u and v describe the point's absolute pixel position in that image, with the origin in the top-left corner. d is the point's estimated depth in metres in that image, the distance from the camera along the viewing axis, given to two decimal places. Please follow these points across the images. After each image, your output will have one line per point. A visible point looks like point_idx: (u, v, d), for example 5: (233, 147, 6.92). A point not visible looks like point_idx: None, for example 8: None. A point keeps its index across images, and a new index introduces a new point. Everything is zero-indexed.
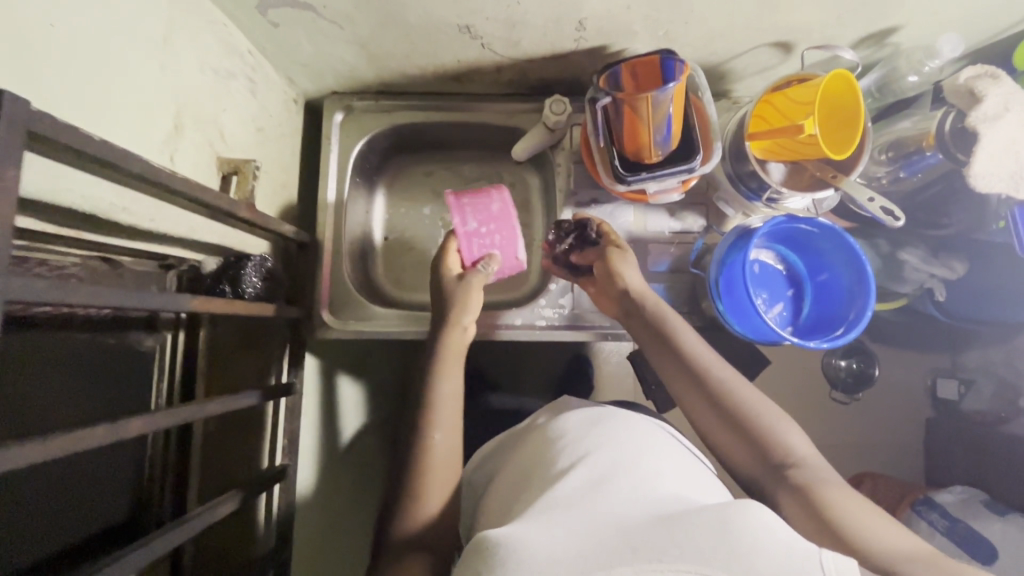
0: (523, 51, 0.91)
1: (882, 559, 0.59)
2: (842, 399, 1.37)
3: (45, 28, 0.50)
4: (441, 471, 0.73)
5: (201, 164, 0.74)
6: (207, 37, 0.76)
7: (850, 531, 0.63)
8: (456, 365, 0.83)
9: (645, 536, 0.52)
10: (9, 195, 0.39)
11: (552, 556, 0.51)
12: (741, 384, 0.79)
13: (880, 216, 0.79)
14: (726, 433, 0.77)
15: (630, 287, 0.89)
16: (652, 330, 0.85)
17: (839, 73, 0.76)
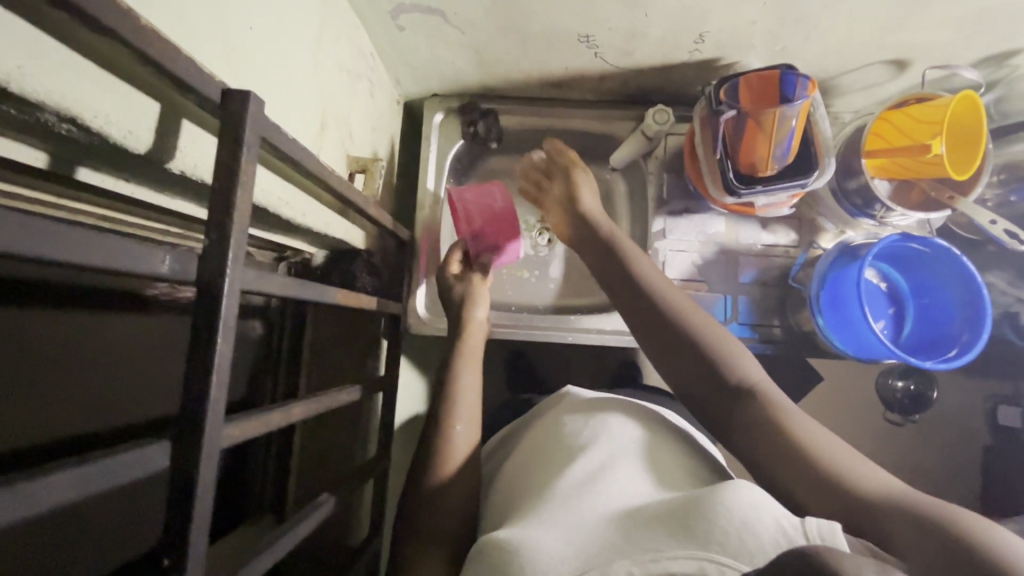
0: (634, 61, 0.92)
1: (858, 495, 0.55)
2: (896, 420, 1.33)
3: (246, 30, 0.53)
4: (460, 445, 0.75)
5: (336, 161, 0.77)
6: (344, 39, 0.79)
7: (820, 465, 0.58)
8: (475, 357, 0.85)
9: (642, 532, 0.51)
10: (249, 189, 0.42)
11: (556, 554, 0.52)
12: (693, 312, 0.74)
13: (1004, 238, 0.78)
14: (676, 358, 0.72)
15: (591, 214, 0.87)
16: (607, 261, 0.81)
17: (966, 94, 0.76)
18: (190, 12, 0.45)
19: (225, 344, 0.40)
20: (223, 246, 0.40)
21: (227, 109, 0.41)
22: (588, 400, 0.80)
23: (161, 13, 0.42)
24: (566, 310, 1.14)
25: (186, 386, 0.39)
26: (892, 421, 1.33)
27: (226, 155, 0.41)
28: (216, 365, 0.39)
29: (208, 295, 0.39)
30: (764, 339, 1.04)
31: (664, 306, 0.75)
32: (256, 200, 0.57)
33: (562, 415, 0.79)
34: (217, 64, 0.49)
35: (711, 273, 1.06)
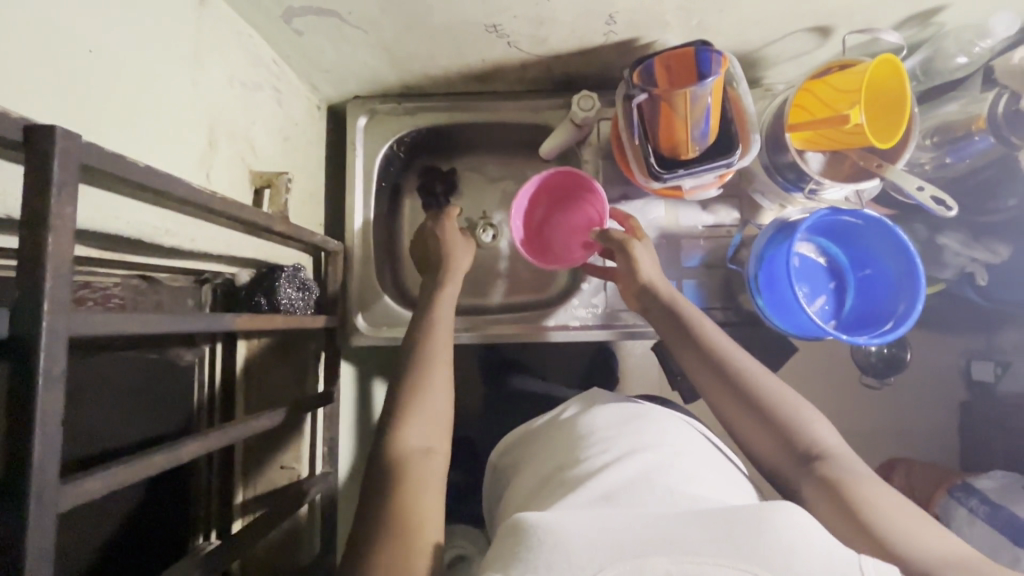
0: (550, 47, 0.88)
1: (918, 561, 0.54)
2: (872, 384, 1.33)
3: (86, 56, 0.50)
4: (437, 387, 0.74)
5: (235, 179, 0.74)
6: (234, 49, 0.75)
7: (888, 532, 0.57)
8: (447, 309, 0.86)
9: (680, 528, 0.49)
10: (67, 232, 0.39)
11: (585, 541, 0.48)
12: (773, 386, 0.73)
13: (931, 205, 0.76)
14: (752, 424, 0.72)
15: (650, 280, 0.86)
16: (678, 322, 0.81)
17: (885, 57, 0.73)
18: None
19: (53, 400, 0.37)
20: (39, 297, 0.37)
21: (30, 146, 0.38)
22: (627, 411, 0.79)
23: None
24: (514, 307, 1.11)
25: (9, 451, 0.36)
26: (868, 385, 1.33)
27: (32, 198, 0.37)
28: (40, 425, 0.36)
29: (24, 351, 0.36)
30: (712, 323, 1.02)
31: (739, 377, 0.74)
32: (75, 224, 0.48)
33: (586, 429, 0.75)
34: (44, 100, 0.46)
35: (654, 259, 1.03)
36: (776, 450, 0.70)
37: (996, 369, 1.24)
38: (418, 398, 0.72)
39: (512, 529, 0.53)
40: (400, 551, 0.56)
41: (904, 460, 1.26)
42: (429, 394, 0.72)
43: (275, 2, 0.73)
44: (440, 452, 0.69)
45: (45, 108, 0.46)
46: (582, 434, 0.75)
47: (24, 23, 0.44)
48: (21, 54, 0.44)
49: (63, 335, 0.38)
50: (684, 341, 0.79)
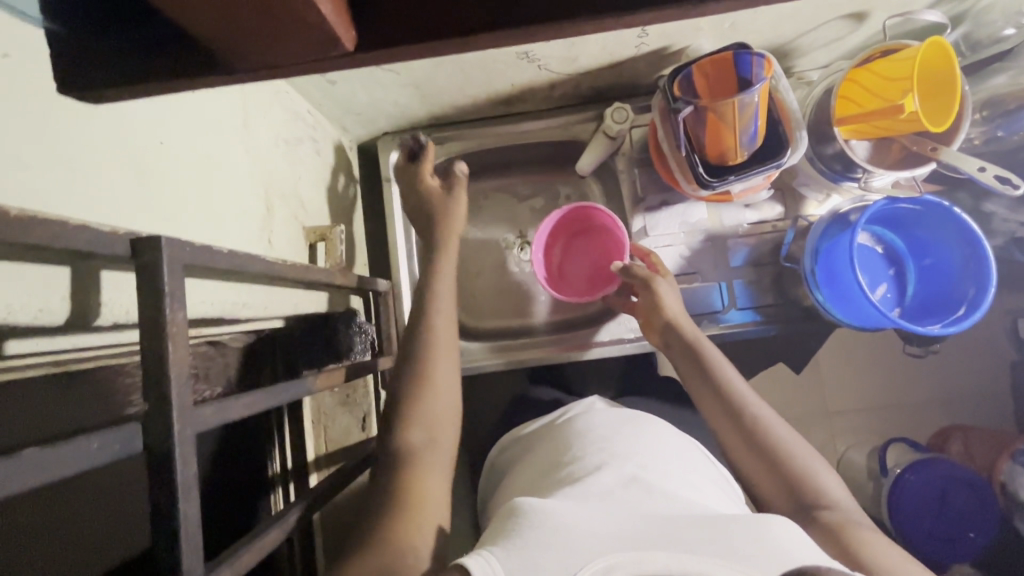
0: (580, 65, 0.87)
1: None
2: (917, 352, 1.27)
3: (160, 159, 0.51)
4: (443, 368, 0.74)
5: (293, 238, 0.75)
6: (276, 109, 0.75)
7: (876, 561, 0.59)
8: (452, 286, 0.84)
9: (677, 531, 0.54)
10: (181, 337, 0.39)
11: (589, 534, 0.54)
12: (773, 419, 0.74)
13: (996, 185, 0.74)
14: (742, 445, 0.73)
15: (674, 319, 0.87)
16: (689, 362, 0.82)
17: (933, 41, 0.71)
18: (83, 173, 0.43)
19: (192, 504, 0.38)
20: (166, 406, 0.37)
21: (140, 259, 0.38)
22: (627, 419, 0.80)
23: (44, 189, 0.40)
24: (563, 323, 1.11)
25: (160, 564, 0.37)
26: (912, 353, 1.28)
27: (148, 311, 0.38)
28: (185, 534, 0.37)
29: (160, 459, 0.37)
30: (767, 320, 1.01)
31: (740, 402, 0.76)
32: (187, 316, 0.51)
33: (587, 433, 0.76)
34: (131, 209, 0.48)
35: (701, 262, 1.02)
36: (761, 473, 0.71)
37: None
38: (431, 388, 0.72)
39: (512, 514, 0.58)
40: (407, 519, 0.59)
41: (961, 427, 1.23)
42: (437, 387, 0.72)
43: None
44: (445, 444, 0.69)
45: (128, 213, 0.47)
46: (582, 437, 0.76)
47: (101, 140, 0.45)
48: (105, 164, 0.45)
49: (191, 439, 0.39)
50: (693, 376, 0.81)
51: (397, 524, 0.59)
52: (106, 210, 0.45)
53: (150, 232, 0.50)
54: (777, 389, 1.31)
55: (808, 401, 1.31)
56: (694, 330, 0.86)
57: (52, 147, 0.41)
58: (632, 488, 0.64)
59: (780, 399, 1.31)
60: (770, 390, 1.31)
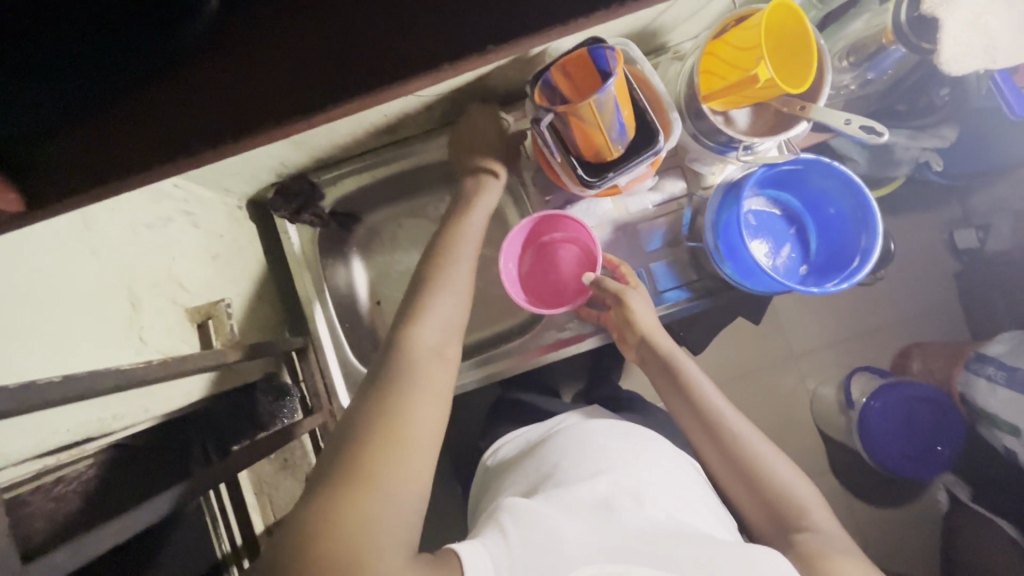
0: (444, 85, 0.85)
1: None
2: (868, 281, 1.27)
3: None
4: (443, 309, 0.69)
5: (173, 326, 0.72)
6: (130, 196, 0.71)
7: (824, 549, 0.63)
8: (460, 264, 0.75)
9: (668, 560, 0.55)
10: None
11: (574, 543, 0.55)
12: (756, 436, 0.75)
13: (862, 136, 0.74)
14: (711, 436, 0.76)
15: (647, 330, 0.86)
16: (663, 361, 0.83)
17: (777, 3, 0.71)
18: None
19: None
20: None
21: None
22: (618, 427, 0.78)
23: None
24: (499, 338, 1.10)
25: None
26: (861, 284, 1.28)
27: None
28: None
29: None
30: (692, 297, 1.02)
31: (707, 404, 0.77)
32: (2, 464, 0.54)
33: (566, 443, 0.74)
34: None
35: (616, 253, 1.02)
36: (721, 463, 0.74)
37: (978, 233, 1.23)
38: (432, 316, 0.67)
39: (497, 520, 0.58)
40: (375, 482, 0.51)
41: (919, 344, 1.25)
42: (435, 328, 0.67)
43: None
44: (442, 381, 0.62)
45: None
46: (563, 441, 0.75)
47: None
48: None
49: None
50: (666, 373, 0.82)
51: (363, 492, 0.49)
52: None
53: None
54: (735, 348, 1.31)
55: (766, 352, 1.32)
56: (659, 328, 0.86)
57: None
58: (617, 502, 0.62)
59: (739, 357, 1.32)
60: (728, 350, 1.32)
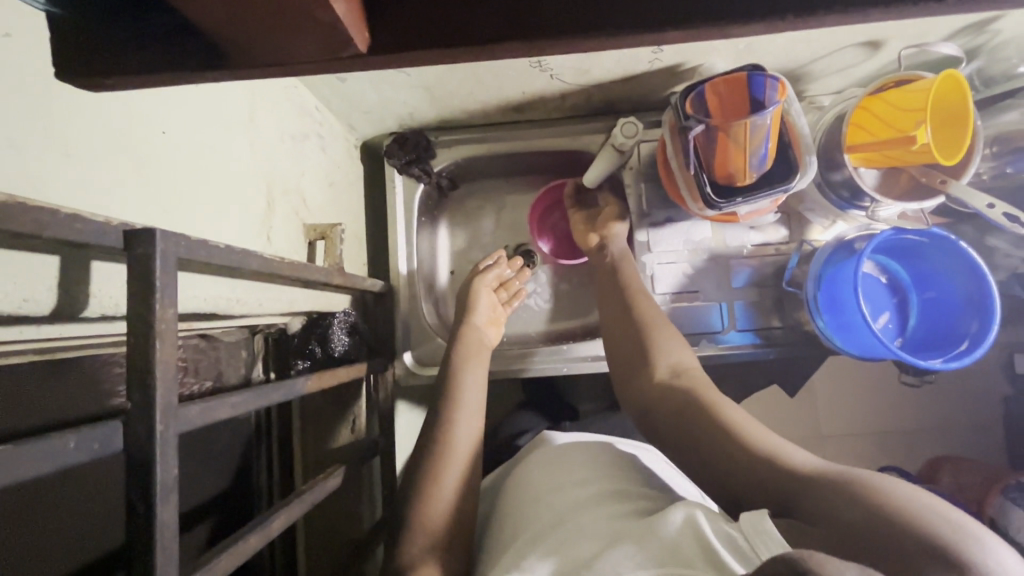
0: (593, 76, 0.87)
1: (794, 475, 0.54)
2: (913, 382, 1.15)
3: (163, 153, 0.51)
4: (468, 415, 0.77)
5: (292, 236, 0.74)
6: (282, 104, 0.74)
7: (770, 452, 0.57)
8: (472, 396, 0.80)
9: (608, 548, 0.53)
10: (170, 335, 0.38)
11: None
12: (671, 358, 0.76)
13: (1004, 223, 0.73)
14: (659, 392, 0.72)
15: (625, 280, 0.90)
16: (632, 362, 0.78)
17: (949, 73, 0.71)
18: (87, 163, 0.43)
19: (169, 509, 0.37)
20: (150, 404, 0.37)
21: (134, 253, 0.37)
22: (601, 459, 0.74)
23: (58, 183, 0.40)
24: (562, 335, 1.09)
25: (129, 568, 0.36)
26: (908, 383, 1.16)
27: (139, 305, 0.37)
28: (160, 538, 0.36)
29: (138, 455, 0.36)
30: (767, 343, 1.00)
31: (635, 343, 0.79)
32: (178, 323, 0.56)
33: (533, 487, 0.72)
34: (124, 198, 0.46)
35: (703, 281, 1.01)
36: (672, 401, 0.69)
37: None
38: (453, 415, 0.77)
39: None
40: None
41: (950, 457, 1.13)
42: (461, 426, 0.75)
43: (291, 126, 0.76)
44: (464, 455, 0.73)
45: (138, 218, 0.47)
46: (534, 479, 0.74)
47: (118, 141, 0.45)
48: (115, 158, 0.45)
49: (174, 441, 0.38)
50: (632, 367, 0.78)
51: None
52: (111, 208, 0.45)
53: (160, 229, 0.50)
54: (769, 413, 1.22)
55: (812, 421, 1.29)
56: (648, 323, 0.81)
57: (56, 126, 0.40)
58: (556, 531, 0.60)
59: None
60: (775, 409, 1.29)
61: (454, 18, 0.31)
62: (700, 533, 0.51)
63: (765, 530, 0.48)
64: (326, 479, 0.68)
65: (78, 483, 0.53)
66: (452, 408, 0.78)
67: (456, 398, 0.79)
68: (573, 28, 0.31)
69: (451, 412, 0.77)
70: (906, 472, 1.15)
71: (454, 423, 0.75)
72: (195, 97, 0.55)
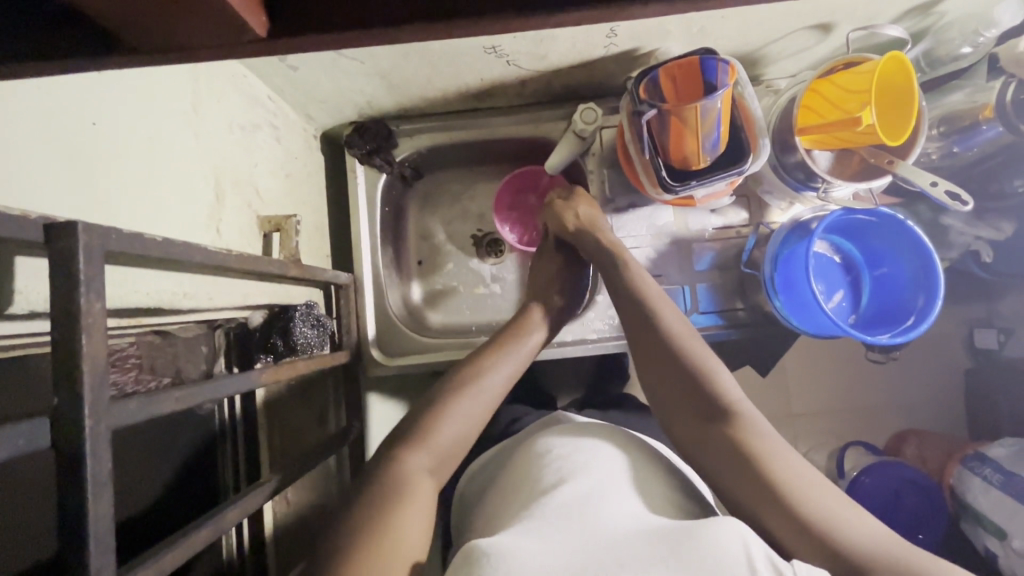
0: (550, 62, 0.86)
1: (854, 549, 0.53)
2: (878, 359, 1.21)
3: (99, 142, 0.50)
4: (506, 349, 0.78)
5: (245, 227, 0.73)
6: (230, 93, 0.72)
7: (824, 524, 0.55)
8: (504, 357, 0.77)
9: (629, 546, 0.51)
10: (99, 329, 0.37)
11: (535, 572, 0.49)
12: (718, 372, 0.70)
13: (946, 200, 0.75)
14: (704, 425, 0.66)
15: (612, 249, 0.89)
16: (672, 379, 0.70)
17: (893, 55, 0.72)
18: (6, 155, 0.41)
19: (102, 506, 0.37)
20: (78, 400, 0.36)
21: (54, 246, 0.36)
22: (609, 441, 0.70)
23: None
24: None
25: (65, 563, 0.36)
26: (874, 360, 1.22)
27: (61, 299, 0.36)
28: (94, 536, 0.36)
29: (67, 452, 0.36)
30: (730, 325, 1.01)
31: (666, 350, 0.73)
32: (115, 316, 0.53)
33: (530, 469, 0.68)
34: (52, 193, 0.45)
35: (666, 265, 1.02)
36: (718, 439, 0.64)
37: (999, 337, 1.11)
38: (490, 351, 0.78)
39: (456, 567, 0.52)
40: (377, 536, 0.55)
41: (915, 431, 1.16)
42: (492, 357, 0.77)
43: (241, 115, 0.74)
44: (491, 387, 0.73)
45: (67, 212, 0.46)
46: (546, 452, 0.69)
47: (42, 129, 0.44)
48: (40, 148, 0.44)
49: (105, 435, 0.38)
50: (669, 394, 0.70)
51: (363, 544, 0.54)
52: (37, 201, 0.44)
53: (94, 222, 0.49)
54: None
55: None
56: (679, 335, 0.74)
57: None
58: (569, 512, 0.56)
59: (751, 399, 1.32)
60: None
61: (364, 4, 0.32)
62: (753, 565, 0.48)
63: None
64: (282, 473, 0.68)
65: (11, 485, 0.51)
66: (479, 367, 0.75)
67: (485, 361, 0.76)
68: (483, 14, 0.31)
69: (482, 365, 0.75)
70: (871, 446, 1.18)
71: (488, 354, 0.77)
72: (129, 85, 0.53)
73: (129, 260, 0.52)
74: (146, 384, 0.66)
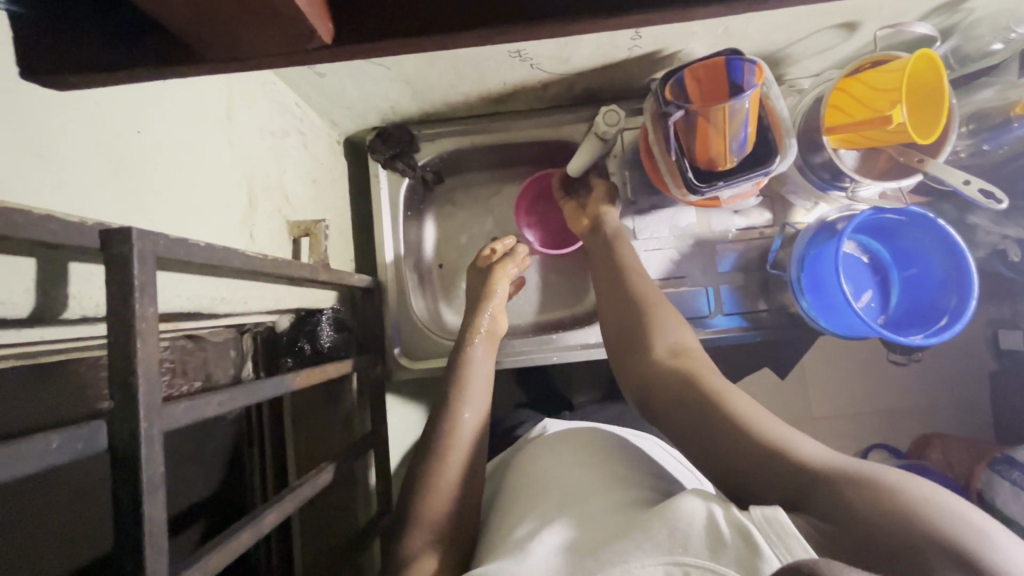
0: (573, 64, 0.87)
1: (798, 459, 0.52)
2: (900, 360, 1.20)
3: (137, 148, 0.50)
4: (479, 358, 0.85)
5: (275, 232, 0.74)
6: (261, 100, 0.73)
7: (765, 435, 0.55)
8: (479, 364, 0.83)
9: (613, 540, 0.52)
10: (152, 333, 0.38)
11: None
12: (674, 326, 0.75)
13: (979, 199, 0.74)
14: (657, 367, 0.70)
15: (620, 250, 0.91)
16: (630, 338, 0.76)
17: (923, 53, 0.71)
18: (57, 164, 0.42)
19: (156, 507, 0.37)
20: (134, 402, 0.37)
21: (111, 252, 0.37)
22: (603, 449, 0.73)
23: (30, 185, 0.40)
24: (551, 325, 1.10)
25: (120, 564, 0.36)
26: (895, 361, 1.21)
27: (117, 303, 0.37)
28: (149, 537, 0.37)
29: (123, 452, 0.36)
30: (754, 326, 1.00)
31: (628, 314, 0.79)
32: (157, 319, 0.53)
33: (542, 478, 0.70)
34: (100, 200, 0.46)
35: (689, 267, 1.02)
36: (668, 377, 0.67)
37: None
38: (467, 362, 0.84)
39: None
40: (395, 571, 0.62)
41: (940, 435, 1.14)
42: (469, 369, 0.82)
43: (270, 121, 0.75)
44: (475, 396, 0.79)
45: (112, 219, 0.47)
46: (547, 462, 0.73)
47: (91, 138, 0.45)
48: (88, 157, 0.45)
49: (158, 438, 0.38)
50: (628, 350, 0.76)
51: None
52: (87, 209, 0.44)
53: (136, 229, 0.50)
54: (759, 395, 1.23)
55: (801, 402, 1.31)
56: (647, 303, 0.79)
57: (27, 127, 0.40)
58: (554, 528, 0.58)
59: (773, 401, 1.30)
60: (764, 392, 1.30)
61: (413, 12, 0.32)
62: (714, 524, 0.47)
63: (783, 528, 0.44)
64: (316, 475, 0.68)
65: (56, 488, 0.52)
66: (461, 384, 0.80)
67: (464, 379, 0.80)
68: (529, 19, 0.32)
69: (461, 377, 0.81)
70: (898, 449, 1.16)
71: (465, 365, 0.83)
72: (167, 92, 0.54)
73: (171, 265, 0.52)
74: (180, 387, 0.66)
